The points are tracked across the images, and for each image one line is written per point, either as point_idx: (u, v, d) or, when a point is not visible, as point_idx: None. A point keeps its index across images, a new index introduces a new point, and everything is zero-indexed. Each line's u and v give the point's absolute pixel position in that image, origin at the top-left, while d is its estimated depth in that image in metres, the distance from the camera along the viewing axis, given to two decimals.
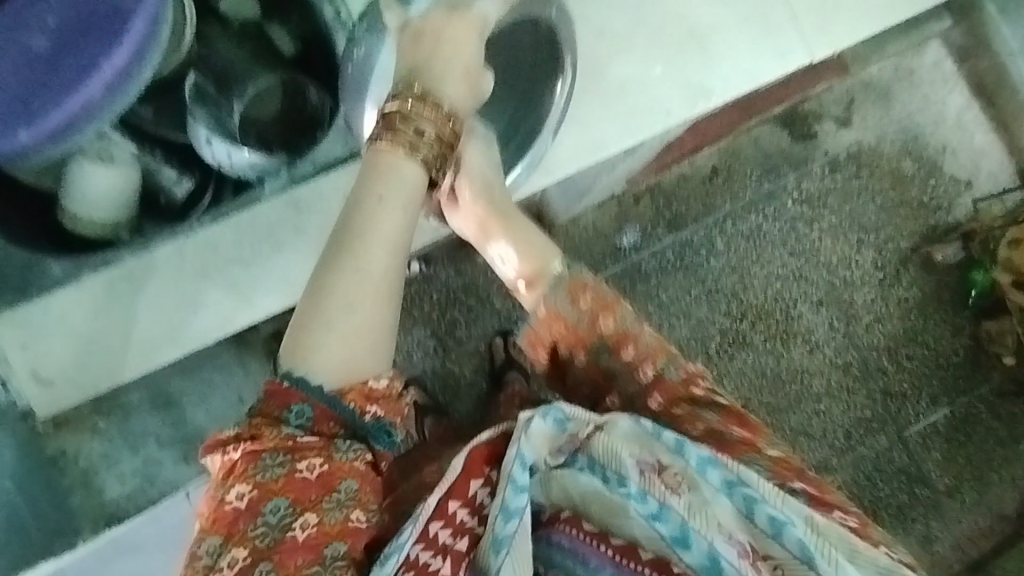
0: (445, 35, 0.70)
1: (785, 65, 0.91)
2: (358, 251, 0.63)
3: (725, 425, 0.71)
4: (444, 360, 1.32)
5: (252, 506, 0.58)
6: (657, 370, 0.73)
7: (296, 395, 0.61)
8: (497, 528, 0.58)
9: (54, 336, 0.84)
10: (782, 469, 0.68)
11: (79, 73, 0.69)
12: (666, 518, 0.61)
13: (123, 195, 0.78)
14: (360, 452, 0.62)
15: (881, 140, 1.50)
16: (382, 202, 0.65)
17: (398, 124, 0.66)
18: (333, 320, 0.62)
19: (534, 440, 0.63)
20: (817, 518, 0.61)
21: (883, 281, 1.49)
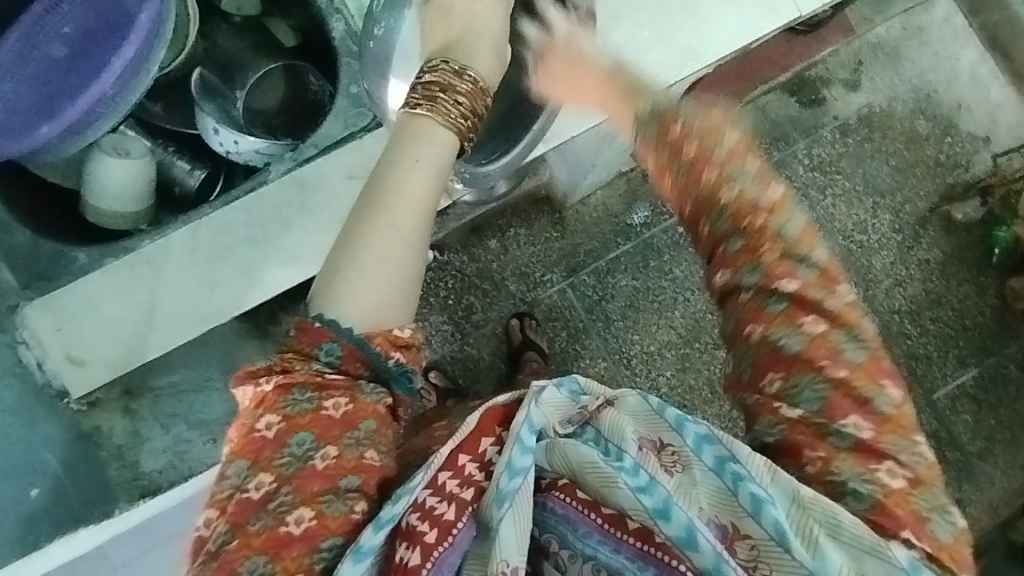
0: (475, 10, 0.70)
1: (774, 22, 0.90)
2: (389, 206, 0.58)
3: (795, 318, 0.58)
4: (463, 344, 1.34)
5: (280, 436, 0.53)
6: (715, 231, 0.63)
7: (329, 335, 0.54)
8: (501, 483, 0.55)
9: (80, 316, 0.77)
10: (841, 398, 0.56)
11: (92, 70, 0.75)
12: (652, 492, 0.55)
13: (140, 183, 0.81)
14: (383, 395, 0.56)
15: (892, 101, 1.48)
16: (418, 164, 0.60)
17: (437, 94, 0.63)
18: (361, 270, 0.57)
19: (544, 408, 0.58)
20: (808, 498, 0.53)
21: (903, 243, 1.47)
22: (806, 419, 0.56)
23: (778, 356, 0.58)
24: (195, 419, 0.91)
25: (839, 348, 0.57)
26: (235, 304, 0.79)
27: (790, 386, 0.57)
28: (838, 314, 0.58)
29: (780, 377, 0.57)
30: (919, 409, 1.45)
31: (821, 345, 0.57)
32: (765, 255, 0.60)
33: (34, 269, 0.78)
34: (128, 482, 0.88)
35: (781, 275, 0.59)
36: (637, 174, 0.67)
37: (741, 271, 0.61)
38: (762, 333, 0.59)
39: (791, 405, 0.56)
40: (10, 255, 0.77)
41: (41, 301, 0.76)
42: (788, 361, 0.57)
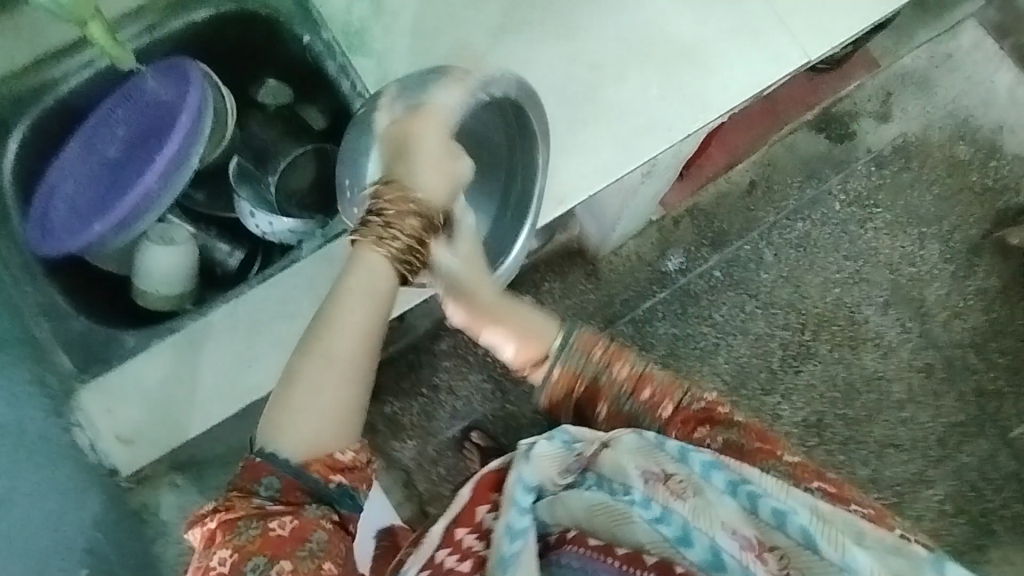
0: (425, 138, 0.71)
1: (784, 66, 0.91)
2: (324, 337, 0.60)
3: (747, 447, 0.64)
4: (503, 403, 1.33)
5: (232, 567, 0.55)
6: (676, 403, 0.67)
7: (267, 469, 0.57)
8: (502, 546, 0.54)
9: (126, 397, 0.80)
10: (803, 473, 0.61)
11: (141, 167, 0.82)
12: (669, 520, 0.55)
13: (182, 269, 0.87)
14: (327, 511, 0.58)
15: (928, 129, 1.45)
16: (354, 292, 0.62)
17: (376, 223, 0.66)
18: (301, 405, 0.58)
19: (537, 463, 0.58)
20: (826, 511, 0.54)
21: (956, 274, 1.41)
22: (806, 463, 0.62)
23: (742, 450, 0.64)
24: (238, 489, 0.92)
25: (793, 448, 0.65)
26: (268, 379, 0.82)
27: (762, 478, 0.62)
28: (773, 434, 0.65)
29: (751, 476, 0.62)
30: (996, 450, 1.34)
31: (767, 445, 0.64)
32: (719, 405, 0.67)
33: (89, 351, 0.82)
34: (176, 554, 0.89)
35: (722, 407, 0.67)
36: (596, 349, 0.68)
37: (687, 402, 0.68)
38: (717, 438, 0.65)
39: (770, 470, 0.62)
40: (68, 340, 0.82)
41: (96, 385, 0.79)
42: (752, 453, 0.63)
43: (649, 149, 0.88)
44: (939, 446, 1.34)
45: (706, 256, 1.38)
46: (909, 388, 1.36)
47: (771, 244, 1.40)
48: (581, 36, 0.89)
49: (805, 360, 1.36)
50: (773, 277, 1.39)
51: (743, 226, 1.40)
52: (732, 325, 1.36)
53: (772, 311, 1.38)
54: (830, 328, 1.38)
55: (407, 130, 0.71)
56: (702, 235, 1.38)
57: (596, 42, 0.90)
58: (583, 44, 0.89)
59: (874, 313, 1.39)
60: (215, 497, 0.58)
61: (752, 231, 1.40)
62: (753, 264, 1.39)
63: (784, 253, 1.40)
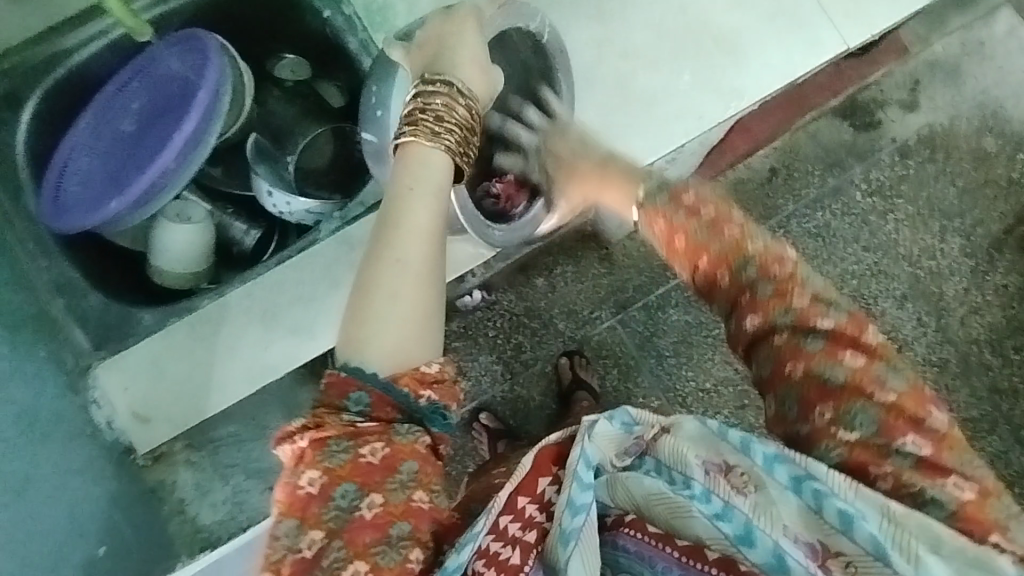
0: (451, 38, 0.66)
1: (821, 55, 0.88)
2: (393, 243, 0.58)
3: (834, 356, 0.51)
4: (512, 385, 1.28)
5: (323, 490, 0.50)
6: (736, 271, 0.56)
7: (354, 384, 0.54)
8: (564, 521, 0.51)
9: (145, 376, 0.81)
10: (896, 417, 0.49)
11: (157, 145, 0.81)
12: (730, 517, 0.50)
13: (198, 249, 0.86)
14: (420, 435, 0.53)
15: (955, 119, 1.40)
16: (414, 191, 0.58)
17: (418, 116, 0.61)
18: (381, 312, 0.56)
19: (598, 443, 0.53)
20: (900, 512, 0.45)
21: (976, 269, 1.37)
22: (866, 440, 0.49)
23: (826, 388, 0.51)
24: (253, 467, 0.95)
25: (881, 376, 0.50)
26: (286, 360, 0.82)
27: (841, 415, 0.50)
28: (874, 339, 0.53)
29: (832, 410, 0.50)
30: (1008, 448, 1.33)
31: (862, 377, 0.51)
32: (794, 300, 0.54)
33: (107, 325, 0.81)
34: (190, 533, 0.91)
35: (815, 315, 0.53)
36: (658, 222, 0.60)
37: (774, 315, 0.54)
38: (805, 369, 0.52)
39: (846, 428, 0.49)
40: (83, 318, 0.81)
41: (110, 360, 0.80)
42: (836, 392, 0.50)
43: (678, 138, 0.86)
44: None
45: None
46: (923, 384, 1.34)
47: (790, 233, 1.37)
48: (609, 20, 0.87)
49: None
50: None
51: (762, 215, 1.37)
52: None
53: None
54: None
55: (433, 34, 0.67)
56: None
57: (625, 27, 0.87)
58: (612, 30, 0.87)
59: (891, 306, 1.36)
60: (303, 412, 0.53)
61: (771, 221, 1.37)
62: None
63: (801, 243, 1.37)
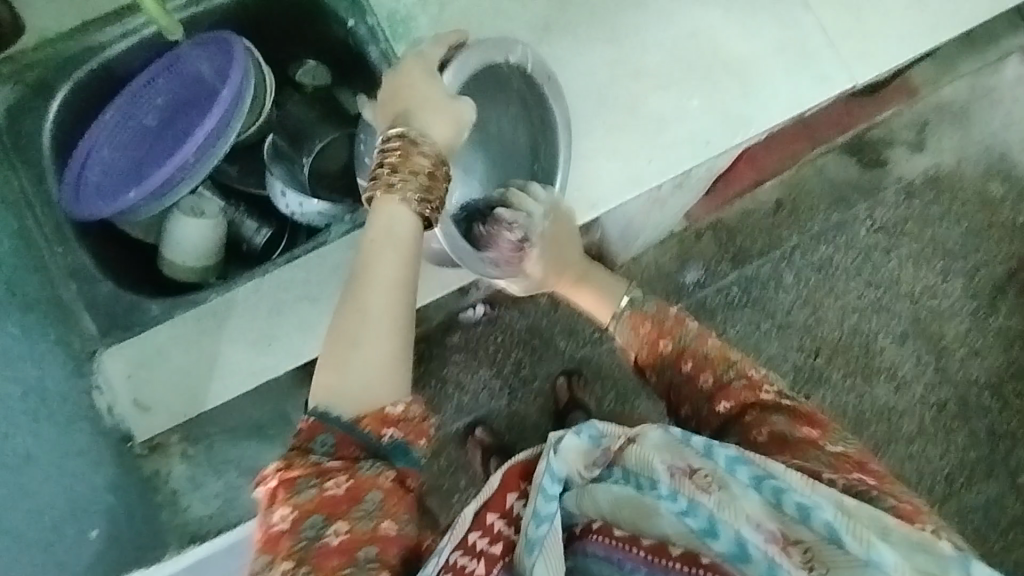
0: (407, 92, 0.63)
1: (829, 90, 0.90)
2: (359, 284, 0.54)
3: (791, 425, 0.60)
4: (510, 401, 1.28)
5: (294, 524, 0.46)
6: (719, 378, 0.66)
7: (322, 426, 0.49)
8: (529, 531, 0.47)
9: (150, 365, 0.83)
10: (843, 463, 0.55)
11: (178, 141, 0.84)
12: (695, 512, 0.49)
13: (210, 243, 0.88)
14: (385, 470, 0.49)
15: (962, 162, 1.40)
16: (383, 233, 0.56)
17: (388, 179, 0.58)
18: (348, 356, 0.52)
19: (565, 456, 0.51)
20: (853, 504, 0.47)
21: (978, 311, 1.37)
22: (843, 454, 0.56)
23: (785, 440, 0.58)
24: (246, 464, 0.92)
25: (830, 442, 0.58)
26: (290, 359, 0.83)
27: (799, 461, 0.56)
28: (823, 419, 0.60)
29: (789, 458, 0.57)
30: (1003, 491, 1.32)
31: (815, 437, 0.58)
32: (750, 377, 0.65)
33: (112, 316, 0.83)
34: (179, 525, 0.89)
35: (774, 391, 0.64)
36: (643, 326, 0.73)
37: (721, 372, 0.66)
38: (767, 430, 0.60)
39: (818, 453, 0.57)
40: (92, 305, 0.83)
41: (117, 348, 0.82)
42: (791, 445, 0.58)
43: (685, 161, 0.88)
44: (946, 482, 1.32)
45: (726, 271, 1.35)
46: (920, 422, 1.34)
47: (792, 265, 1.37)
48: (623, 43, 0.89)
49: (815, 384, 1.34)
50: (792, 298, 1.36)
51: (764, 247, 1.36)
52: (744, 344, 1.35)
53: (785, 333, 1.35)
54: (844, 355, 1.35)
55: (391, 91, 0.64)
56: (724, 249, 1.35)
57: (638, 51, 0.89)
58: (624, 52, 0.89)
59: (891, 344, 1.36)
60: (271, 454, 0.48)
61: (775, 252, 1.36)
62: (773, 284, 1.36)
63: (803, 276, 1.37)
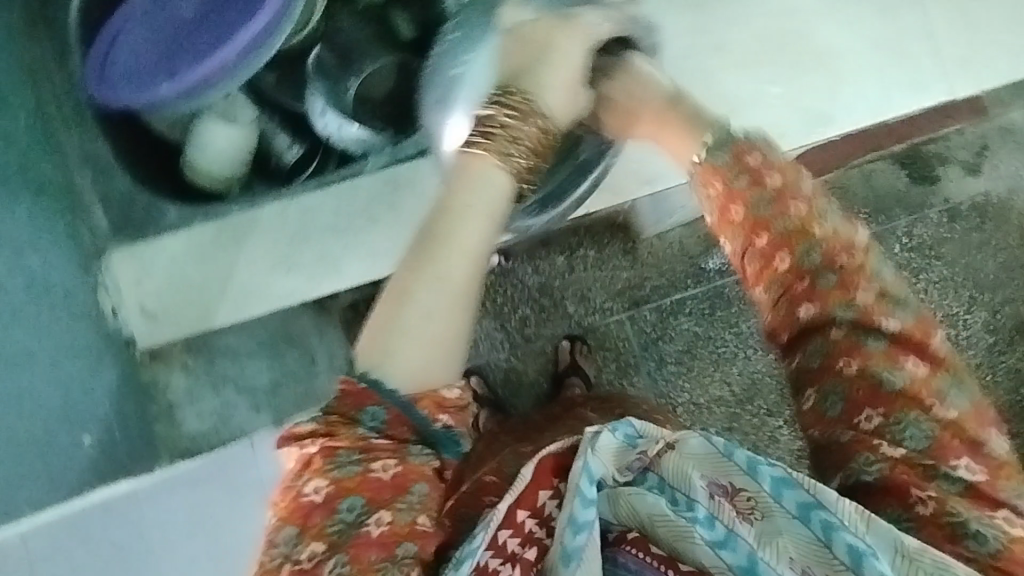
0: (555, 46, 0.70)
1: (921, 99, 0.83)
2: (437, 258, 0.59)
3: (893, 358, 0.58)
4: (509, 355, 1.16)
5: (329, 502, 0.49)
6: (814, 274, 0.62)
7: (371, 398, 0.52)
8: (565, 540, 0.50)
9: (159, 271, 0.77)
10: (948, 437, 0.56)
11: (218, 39, 0.77)
12: (733, 546, 0.51)
13: (238, 152, 0.84)
14: (431, 458, 0.52)
15: (1014, 192, 1.27)
16: (470, 211, 0.61)
17: (494, 131, 0.64)
18: (413, 327, 0.56)
19: (601, 456, 0.53)
20: (913, 548, 0.47)
21: (994, 347, 1.23)
22: (913, 460, 0.56)
23: (875, 390, 0.58)
24: (245, 384, 0.90)
25: (943, 392, 0.58)
26: (305, 290, 0.81)
27: (895, 423, 0.57)
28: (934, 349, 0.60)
29: (881, 414, 0.57)
30: None
31: (920, 389, 0.58)
32: (860, 296, 0.61)
33: (126, 216, 0.78)
34: (172, 437, 0.88)
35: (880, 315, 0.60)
36: (712, 185, 0.66)
37: (833, 305, 0.61)
38: (861, 366, 0.58)
39: (899, 439, 0.56)
40: (107, 198, 0.78)
41: (126, 250, 0.76)
42: (895, 397, 0.57)
43: None
44: None
45: None
46: None
47: None
48: (714, 12, 0.81)
49: None
50: None
51: None
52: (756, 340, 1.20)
53: None
54: None
55: (540, 34, 0.71)
56: None
57: (727, 27, 0.82)
58: (714, 21, 0.81)
59: None
60: (314, 417, 0.51)
61: None
62: None
63: None
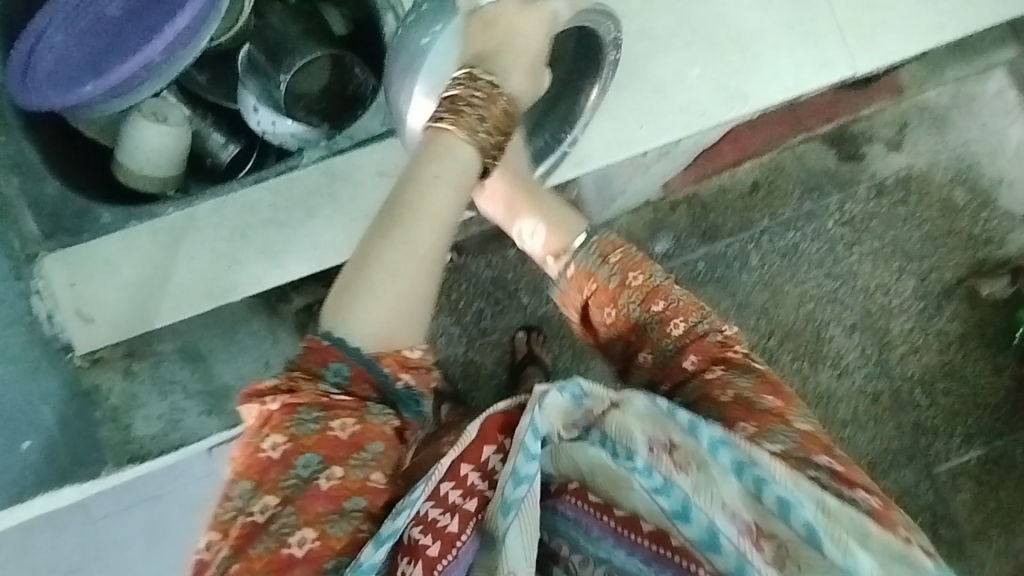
0: (519, 28, 0.70)
1: (826, 75, 0.89)
2: (406, 224, 0.59)
3: (758, 392, 0.60)
4: (467, 350, 1.15)
5: (286, 458, 0.50)
6: (689, 326, 0.64)
7: (335, 354, 0.54)
8: (506, 491, 0.50)
9: (98, 276, 0.83)
10: (809, 443, 0.56)
11: (143, 35, 0.76)
12: (669, 493, 0.51)
13: (171, 153, 0.82)
14: (391, 418, 0.54)
15: (931, 167, 1.24)
16: (438, 182, 0.61)
17: (460, 110, 0.65)
18: (377, 287, 0.56)
19: (548, 414, 0.52)
20: (835, 505, 0.49)
21: (924, 311, 1.23)
22: (785, 454, 0.55)
23: (750, 407, 0.59)
24: (194, 388, 0.88)
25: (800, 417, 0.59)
26: (246, 285, 0.84)
27: (764, 432, 0.57)
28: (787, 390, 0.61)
29: (755, 427, 0.57)
30: (917, 482, 1.20)
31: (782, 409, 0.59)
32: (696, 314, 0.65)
33: (55, 220, 0.81)
34: (120, 443, 0.85)
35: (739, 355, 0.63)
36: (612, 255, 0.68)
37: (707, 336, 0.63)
38: (732, 396, 0.60)
39: (769, 440, 0.56)
40: (37, 204, 0.80)
41: (62, 254, 0.82)
42: (759, 415, 0.58)
43: (675, 131, 0.87)
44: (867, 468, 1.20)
45: (693, 247, 1.19)
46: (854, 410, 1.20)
47: (759, 249, 1.21)
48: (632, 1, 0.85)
49: None
50: (753, 280, 1.20)
51: (736, 225, 1.20)
52: None
53: (743, 312, 1.20)
54: (795, 341, 1.21)
55: (505, 20, 0.70)
56: (695, 226, 1.18)
57: (646, 9, 0.86)
58: (634, 8, 0.85)
59: (840, 334, 1.22)
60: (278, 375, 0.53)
61: (744, 232, 1.20)
62: (737, 263, 1.20)
63: (768, 261, 1.21)
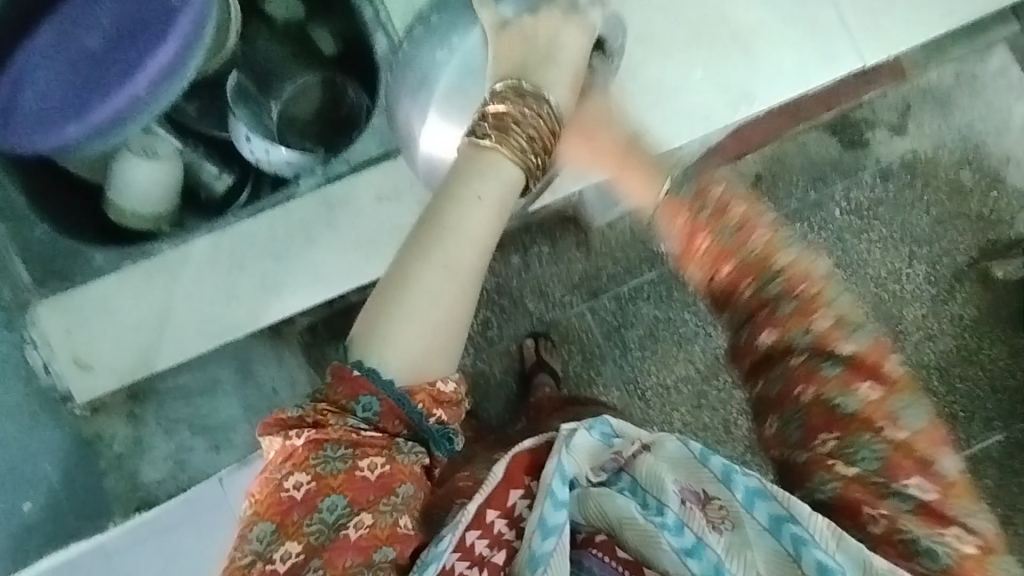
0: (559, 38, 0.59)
1: (832, 68, 0.86)
2: (444, 244, 0.51)
3: (850, 381, 0.48)
4: (474, 360, 1.12)
5: (309, 499, 0.50)
6: (759, 289, 0.51)
7: (367, 387, 0.50)
8: (534, 544, 0.48)
9: (91, 320, 0.78)
10: (901, 460, 0.46)
11: (127, 70, 0.74)
12: (700, 555, 0.47)
13: (163, 187, 0.79)
14: (420, 456, 0.53)
15: (938, 149, 1.21)
16: (482, 203, 0.52)
17: (507, 128, 0.54)
18: (411, 314, 0.50)
19: (576, 456, 0.52)
20: (881, 569, 0.43)
21: (936, 296, 1.19)
22: (862, 479, 0.46)
23: (830, 415, 0.48)
24: (200, 424, 0.87)
25: (898, 412, 0.47)
26: (246, 321, 0.80)
27: (846, 446, 0.47)
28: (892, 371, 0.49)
29: (836, 438, 0.47)
30: None
31: (875, 410, 0.47)
32: (818, 321, 0.49)
33: (48, 265, 0.79)
34: (128, 489, 0.86)
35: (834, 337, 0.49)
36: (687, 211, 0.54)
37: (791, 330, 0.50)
38: (815, 394, 0.48)
39: (848, 462, 0.47)
40: (26, 248, 0.79)
41: (55, 301, 0.78)
42: (843, 423, 0.47)
43: (682, 135, 0.83)
44: None
45: None
46: None
47: None
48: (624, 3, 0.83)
49: None
50: None
51: None
52: None
53: None
54: None
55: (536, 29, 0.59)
56: None
57: (643, 12, 0.83)
58: (628, 10, 0.83)
59: None
60: (304, 407, 0.52)
61: None
62: None
63: None
